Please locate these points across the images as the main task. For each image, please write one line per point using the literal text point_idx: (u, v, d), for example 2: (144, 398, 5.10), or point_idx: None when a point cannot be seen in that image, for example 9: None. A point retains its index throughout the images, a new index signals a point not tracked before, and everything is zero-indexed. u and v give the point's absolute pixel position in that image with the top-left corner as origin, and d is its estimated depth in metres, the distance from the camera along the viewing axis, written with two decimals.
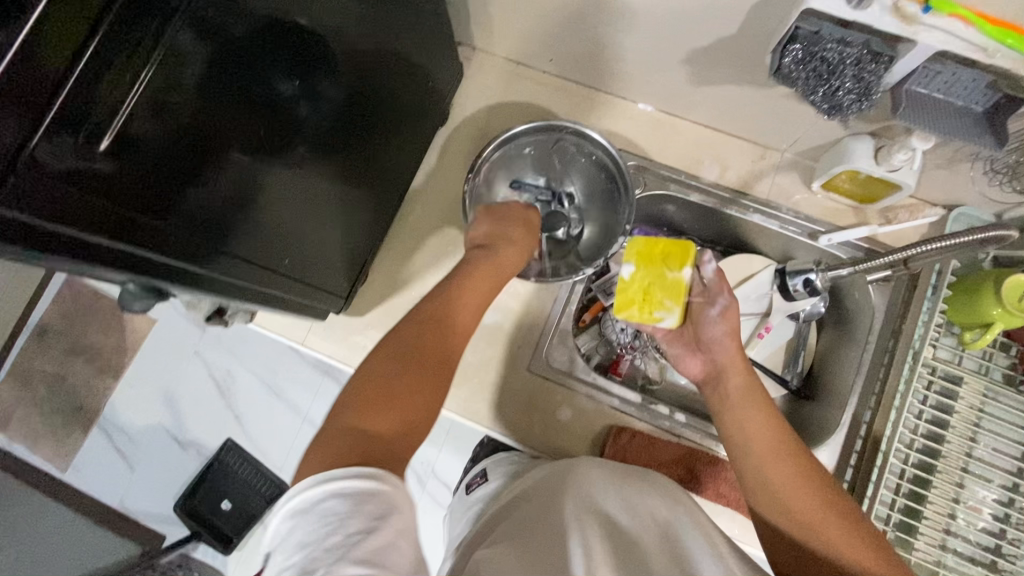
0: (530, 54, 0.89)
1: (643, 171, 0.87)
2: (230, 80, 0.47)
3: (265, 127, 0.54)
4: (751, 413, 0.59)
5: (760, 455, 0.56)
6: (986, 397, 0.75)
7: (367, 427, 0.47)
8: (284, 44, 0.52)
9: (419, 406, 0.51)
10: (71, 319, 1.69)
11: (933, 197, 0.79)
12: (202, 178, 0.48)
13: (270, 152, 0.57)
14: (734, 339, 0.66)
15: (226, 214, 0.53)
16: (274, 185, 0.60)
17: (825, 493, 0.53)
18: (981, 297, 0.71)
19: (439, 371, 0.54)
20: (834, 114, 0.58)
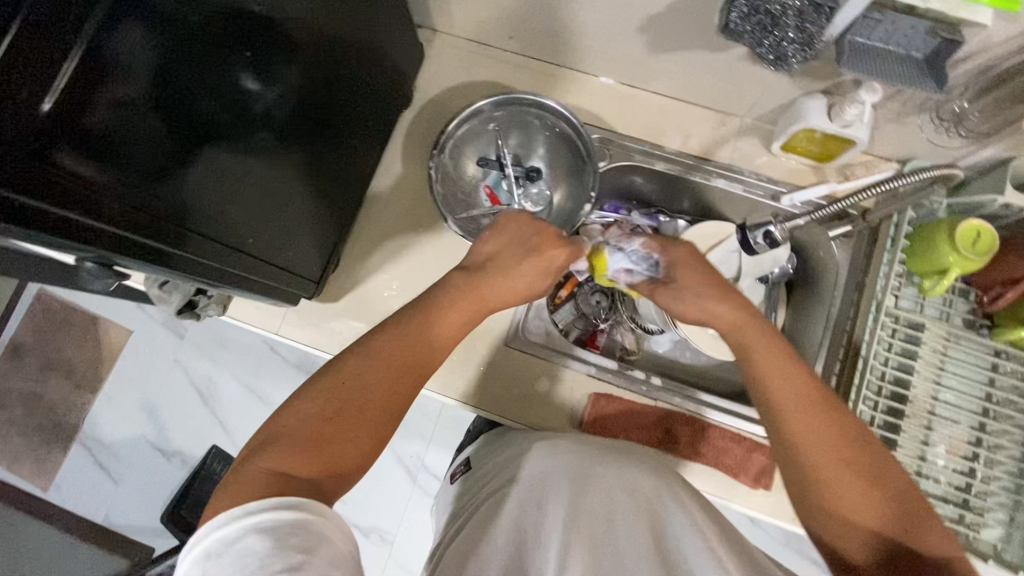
0: (490, 34, 0.90)
1: (607, 144, 0.89)
2: (177, 60, 0.49)
3: (220, 106, 0.55)
4: (766, 361, 0.52)
5: (780, 409, 0.51)
6: (949, 342, 0.78)
7: (294, 471, 0.49)
8: (240, 30, 0.54)
9: (349, 449, 0.53)
10: (44, 335, 1.65)
11: (887, 152, 0.81)
12: (148, 151, 0.49)
13: (228, 133, 0.57)
14: (706, 276, 0.58)
15: (176, 187, 0.53)
16: (233, 162, 0.60)
17: (852, 451, 0.49)
18: (936, 244, 0.73)
19: (380, 416, 0.54)
20: (780, 66, 0.58)
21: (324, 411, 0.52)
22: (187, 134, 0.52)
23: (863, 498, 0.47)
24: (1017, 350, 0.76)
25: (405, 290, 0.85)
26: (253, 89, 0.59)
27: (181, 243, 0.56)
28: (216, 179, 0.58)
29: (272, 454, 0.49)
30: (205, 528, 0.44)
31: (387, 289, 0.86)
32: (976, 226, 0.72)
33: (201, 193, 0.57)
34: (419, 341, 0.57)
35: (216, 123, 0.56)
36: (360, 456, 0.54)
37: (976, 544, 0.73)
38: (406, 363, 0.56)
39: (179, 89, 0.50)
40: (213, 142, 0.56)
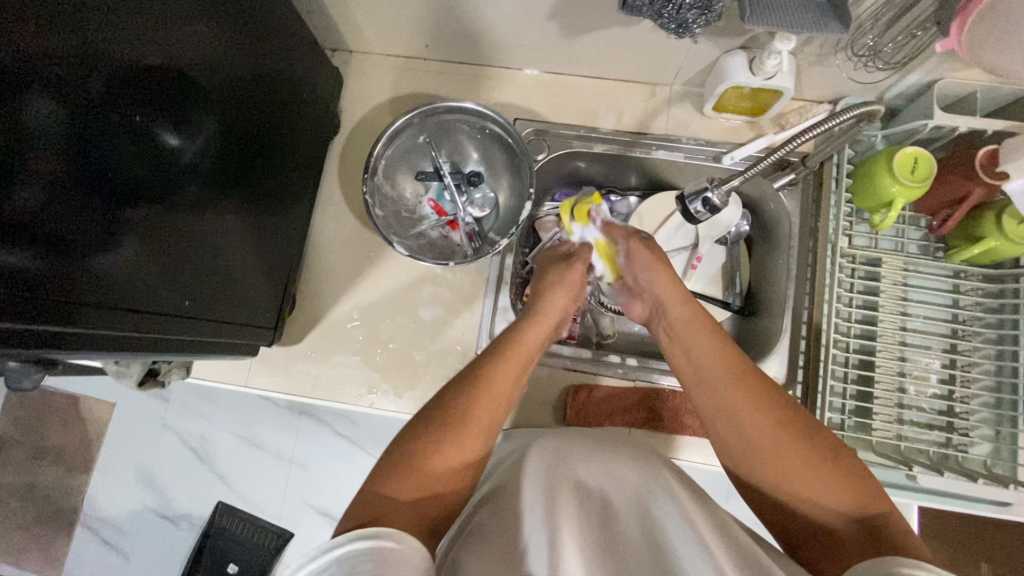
0: (406, 45, 0.88)
1: (543, 135, 0.88)
2: (88, 132, 0.49)
3: (138, 172, 0.55)
4: (703, 344, 0.57)
5: (715, 385, 0.56)
6: (908, 270, 0.79)
7: (396, 493, 0.51)
8: (144, 91, 0.54)
9: (445, 479, 0.54)
10: (26, 424, 1.61)
11: (817, 94, 0.81)
12: (71, 230, 0.48)
13: (154, 197, 0.57)
14: (663, 267, 0.65)
15: (108, 261, 0.52)
16: (169, 225, 0.59)
17: (785, 419, 0.52)
18: (879, 177, 0.73)
19: (473, 441, 0.55)
20: (684, 32, 0.57)
21: (423, 440, 0.54)
22: (111, 205, 0.52)
23: (794, 462, 0.51)
24: (974, 268, 0.78)
25: (366, 318, 0.84)
26: (170, 149, 0.59)
27: (119, 322, 0.54)
28: (154, 247, 0.58)
29: (381, 478, 0.53)
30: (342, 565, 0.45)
31: (348, 320, 0.84)
32: (913, 154, 0.72)
33: (141, 264, 0.56)
34: (499, 370, 0.58)
35: (137, 189, 0.55)
36: (455, 484, 0.54)
37: (967, 465, 0.73)
38: (491, 389, 0.57)
39: (91, 162, 0.49)
40: (140, 209, 0.55)
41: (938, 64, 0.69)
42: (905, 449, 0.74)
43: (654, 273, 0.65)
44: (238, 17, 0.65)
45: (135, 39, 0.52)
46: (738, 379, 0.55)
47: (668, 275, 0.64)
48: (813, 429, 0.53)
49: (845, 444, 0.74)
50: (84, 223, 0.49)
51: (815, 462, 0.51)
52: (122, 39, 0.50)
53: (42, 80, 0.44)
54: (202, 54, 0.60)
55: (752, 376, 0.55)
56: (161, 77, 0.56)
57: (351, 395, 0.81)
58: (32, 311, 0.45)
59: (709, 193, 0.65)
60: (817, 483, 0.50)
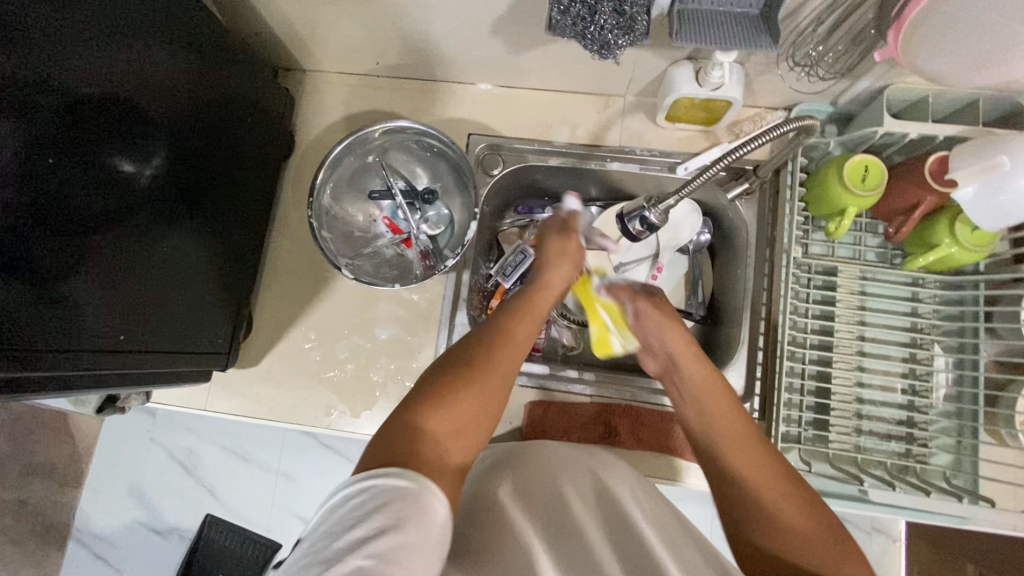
0: (358, 63, 0.88)
1: (497, 150, 0.88)
2: (41, 162, 0.51)
3: (98, 200, 0.57)
4: (718, 410, 0.57)
5: (726, 450, 0.54)
6: (865, 278, 0.78)
7: (433, 426, 0.49)
8: (104, 122, 0.57)
9: (473, 410, 0.51)
10: (17, 441, 1.63)
11: (771, 102, 0.80)
12: (27, 253, 0.50)
13: (111, 225, 0.58)
14: (674, 326, 0.64)
15: (58, 287, 0.53)
16: (131, 252, 0.61)
17: (786, 482, 0.52)
18: (830, 185, 0.72)
19: (499, 380, 0.53)
20: (607, 54, 0.56)
21: (452, 380, 0.52)
22: (69, 234, 0.54)
23: (789, 515, 0.49)
24: (932, 275, 0.76)
25: (324, 339, 0.84)
26: (133, 178, 0.61)
27: (65, 356, 0.55)
28: (115, 274, 0.59)
29: (411, 412, 0.50)
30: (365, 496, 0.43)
31: (306, 341, 0.84)
32: (862, 161, 0.71)
33: (100, 289, 0.58)
34: (518, 324, 0.58)
35: (97, 216, 0.57)
36: (482, 426, 0.52)
37: (927, 476, 0.72)
38: (512, 337, 0.57)
39: (49, 193, 0.52)
40: (100, 238, 0.57)
41: (885, 70, 0.67)
42: (864, 461, 0.74)
43: (665, 332, 0.64)
44: (195, 53, 0.68)
45: (96, 73, 0.55)
46: (747, 442, 0.54)
47: (680, 333, 0.63)
48: (809, 496, 0.51)
49: (800, 457, 0.74)
50: (39, 251, 0.51)
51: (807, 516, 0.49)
52: (81, 71, 0.53)
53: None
54: (161, 85, 0.63)
55: (757, 442, 0.54)
56: (125, 110, 0.58)
57: (310, 416, 0.82)
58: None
59: (646, 212, 0.65)
60: (810, 547, 0.48)
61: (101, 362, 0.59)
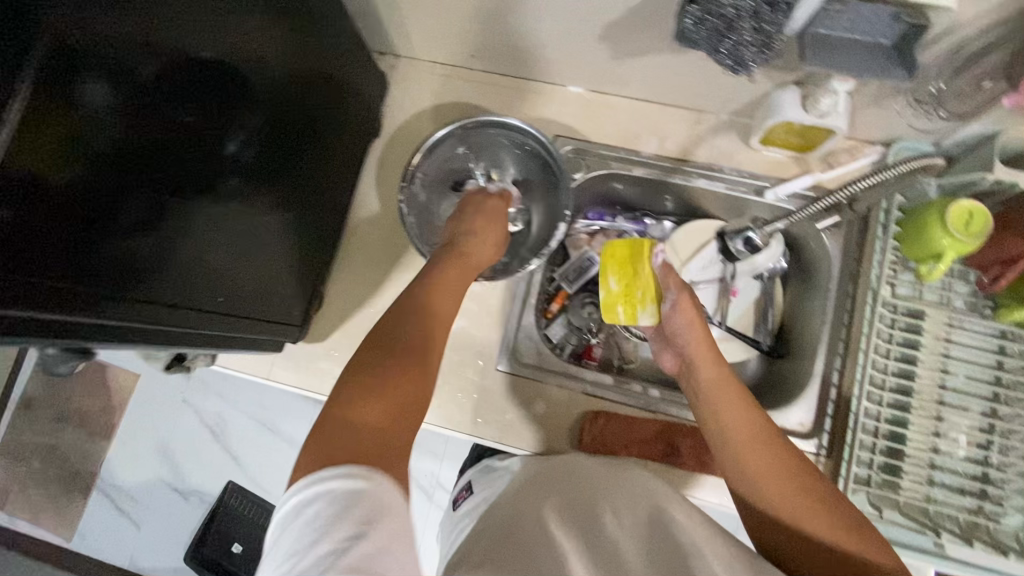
0: (453, 54, 0.88)
1: (582, 154, 0.87)
2: (133, 123, 0.47)
3: (181, 165, 0.54)
4: (732, 412, 0.61)
5: (739, 449, 0.59)
6: (951, 325, 0.75)
7: (360, 419, 0.49)
8: (198, 87, 0.54)
9: (397, 392, 0.52)
10: (54, 387, 1.65)
11: (870, 135, 0.79)
12: (122, 219, 0.48)
13: (191, 189, 0.56)
14: (700, 326, 0.71)
15: (151, 248, 0.52)
16: (208, 217, 0.60)
17: (793, 467, 0.57)
18: (930, 228, 0.70)
19: (417, 351, 0.56)
20: (740, 70, 0.57)
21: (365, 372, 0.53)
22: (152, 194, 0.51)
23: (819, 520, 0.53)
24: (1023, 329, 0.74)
25: None
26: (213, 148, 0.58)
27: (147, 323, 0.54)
28: (188, 237, 0.57)
29: (317, 426, 0.49)
30: (317, 499, 0.43)
31: (372, 324, 0.85)
32: (969, 206, 0.68)
33: (177, 253, 0.56)
34: (434, 297, 0.63)
35: (178, 182, 0.54)
36: (413, 401, 0.53)
37: (998, 536, 0.70)
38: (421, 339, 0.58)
39: (141, 157, 0.49)
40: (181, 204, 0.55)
41: (1002, 117, 0.65)
42: (934, 512, 0.72)
43: (693, 332, 0.70)
44: (287, 20, 0.65)
45: (195, 34, 0.52)
46: (752, 437, 0.59)
47: (701, 334, 0.70)
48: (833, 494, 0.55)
49: (869, 501, 0.72)
50: (131, 214, 0.49)
51: (819, 505, 0.54)
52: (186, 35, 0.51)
53: (93, 59, 0.43)
54: (251, 46, 0.60)
55: (775, 441, 0.59)
56: (213, 74, 0.56)
57: None
58: (64, 297, 0.44)
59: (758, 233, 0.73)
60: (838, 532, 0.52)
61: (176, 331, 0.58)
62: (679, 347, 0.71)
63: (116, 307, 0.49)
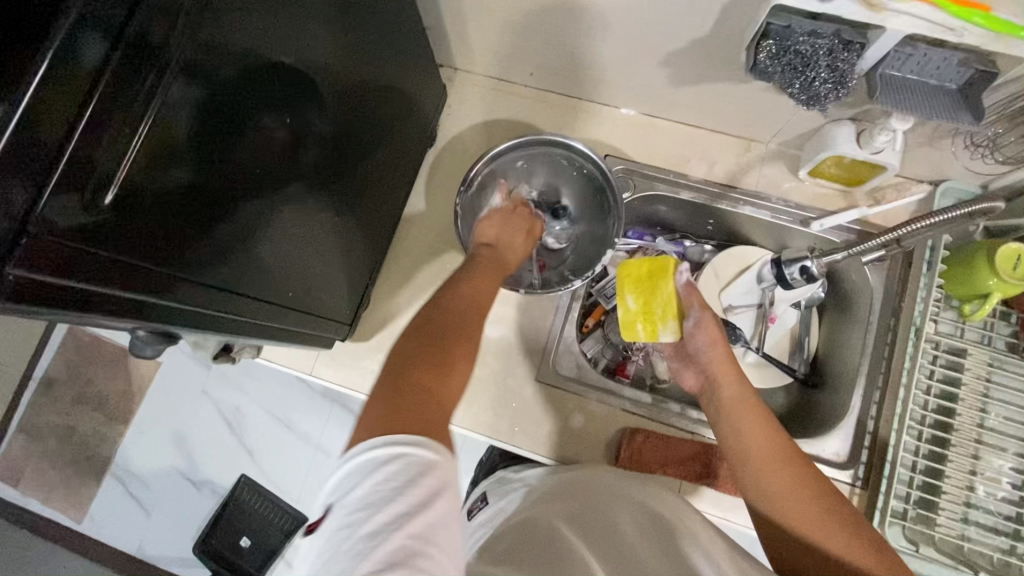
0: (510, 70, 0.90)
1: (631, 174, 0.89)
2: (218, 126, 0.47)
3: (258, 166, 0.54)
4: (750, 426, 0.60)
5: (758, 465, 0.57)
6: (992, 366, 0.76)
7: (411, 387, 0.49)
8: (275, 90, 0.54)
9: (452, 374, 0.52)
10: (76, 368, 1.67)
11: (919, 174, 0.80)
12: (202, 218, 0.49)
13: (262, 189, 0.56)
14: (724, 343, 0.68)
15: (226, 246, 0.53)
16: (277, 215, 0.61)
17: (815, 486, 0.56)
18: (976, 268, 0.72)
19: (462, 328, 0.57)
20: (814, 104, 0.59)
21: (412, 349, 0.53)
22: (231, 193, 0.51)
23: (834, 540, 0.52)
24: None
25: None
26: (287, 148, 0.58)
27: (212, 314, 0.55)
28: (258, 233, 0.58)
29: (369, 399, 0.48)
30: (376, 464, 0.42)
31: None
32: (1016, 249, 0.70)
33: (248, 250, 0.57)
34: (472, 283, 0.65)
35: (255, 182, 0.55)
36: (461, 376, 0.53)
37: None
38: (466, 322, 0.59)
39: (224, 159, 0.49)
40: (256, 205, 0.56)
41: None
42: (967, 550, 0.72)
43: (714, 348, 0.68)
44: (351, 20, 0.64)
45: (275, 39, 0.52)
46: (772, 455, 0.58)
47: (724, 352, 0.68)
48: (851, 516, 0.54)
49: (905, 536, 0.72)
50: (212, 215, 0.50)
51: (837, 526, 0.53)
52: (267, 40, 0.50)
53: (188, 66, 0.43)
54: (320, 51, 0.59)
55: (796, 460, 0.57)
56: (290, 78, 0.55)
57: None
58: (154, 286, 0.46)
59: (807, 262, 0.77)
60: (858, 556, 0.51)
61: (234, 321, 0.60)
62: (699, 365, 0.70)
63: (190, 294, 0.50)
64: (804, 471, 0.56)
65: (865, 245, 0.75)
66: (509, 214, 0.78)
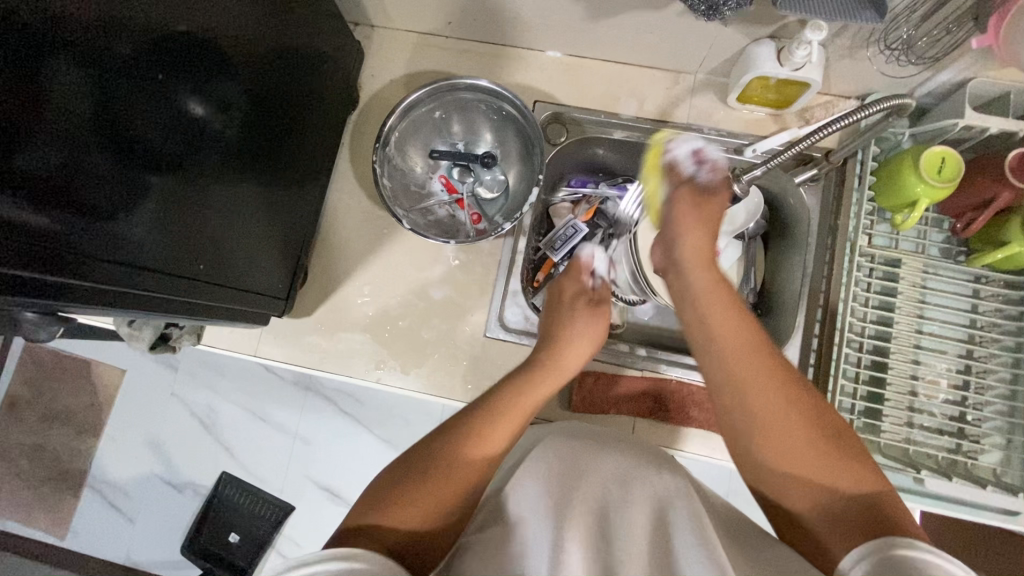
0: (428, 21, 0.87)
1: (562, 119, 0.87)
2: (112, 102, 0.48)
3: (168, 141, 0.55)
4: (717, 307, 0.58)
5: (727, 355, 0.55)
6: (926, 272, 0.78)
7: (373, 526, 0.50)
8: (178, 62, 0.54)
9: (428, 518, 0.52)
10: (37, 385, 1.61)
11: (845, 89, 0.80)
12: (96, 193, 0.48)
13: (174, 164, 0.56)
14: (700, 222, 0.64)
15: (137, 224, 0.53)
16: (200, 191, 0.60)
17: (789, 382, 0.53)
18: (903, 177, 0.72)
19: (479, 462, 0.56)
20: (713, 15, 0.57)
21: (419, 468, 0.54)
22: (135, 168, 0.51)
23: (814, 469, 0.51)
24: (996, 273, 0.76)
25: (378, 295, 0.84)
26: (201, 124, 0.59)
27: (131, 296, 0.55)
28: (175, 210, 0.57)
29: (367, 510, 0.51)
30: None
31: (358, 297, 0.84)
32: (942, 153, 0.70)
33: (169, 226, 0.57)
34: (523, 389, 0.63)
35: (166, 157, 0.55)
36: (443, 525, 0.53)
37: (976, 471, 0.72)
38: (472, 463, 0.55)
39: (125, 133, 0.50)
40: (171, 181, 0.56)
41: (973, 61, 0.67)
42: (914, 453, 0.74)
43: (689, 225, 0.64)
44: None
45: (173, 4, 0.51)
46: (754, 347, 0.55)
47: (702, 238, 0.63)
48: (823, 414, 0.53)
49: None
50: (115, 190, 0.50)
51: (820, 439, 0.51)
52: (162, 8, 0.50)
53: (72, 44, 0.43)
54: (233, 19, 0.59)
55: (767, 349, 0.55)
56: (195, 48, 0.55)
57: (359, 370, 0.82)
58: (64, 265, 0.46)
59: (729, 182, 0.73)
60: (836, 476, 0.50)
61: (166, 302, 0.60)
62: (670, 247, 0.65)
63: (109, 275, 0.51)
64: (777, 367, 0.54)
65: (779, 156, 0.71)
66: (571, 303, 0.75)
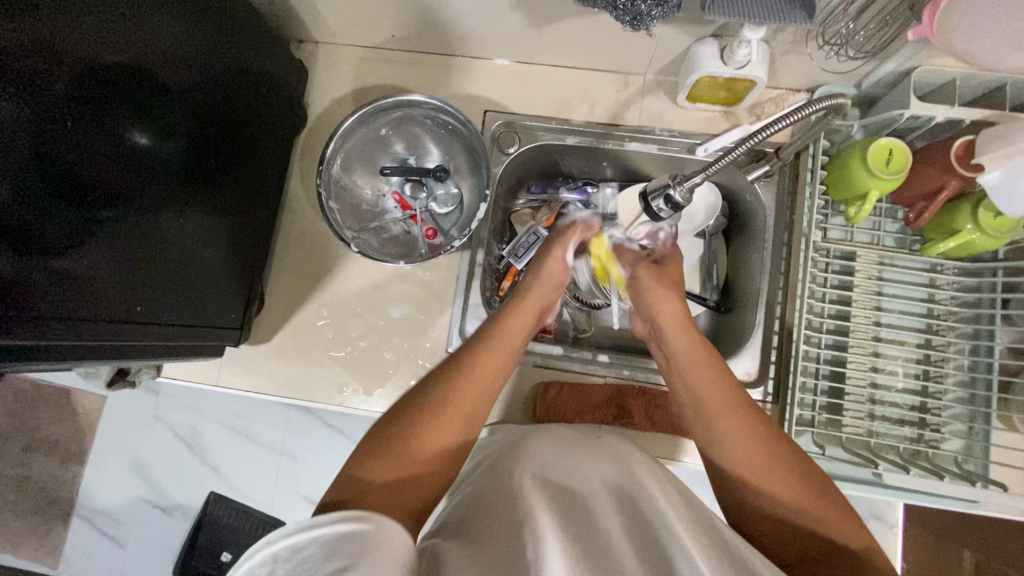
0: (372, 35, 0.86)
1: (513, 127, 0.86)
2: (47, 135, 0.47)
3: (112, 172, 0.53)
4: (694, 369, 0.58)
5: (707, 416, 0.56)
6: (883, 263, 0.78)
7: (367, 476, 0.51)
8: (116, 93, 0.53)
9: (423, 464, 0.53)
10: (18, 416, 1.60)
11: (794, 83, 0.79)
12: (36, 228, 0.46)
13: (122, 195, 0.55)
14: (668, 291, 0.63)
15: (79, 262, 0.51)
16: (149, 223, 0.59)
17: (764, 435, 0.54)
18: (852, 170, 0.71)
19: (468, 406, 0.56)
20: (640, 24, 0.57)
21: (408, 414, 0.54)
22: (78, 203, 0.50)
23: (795, 503, 0.52)
24: (950, 261, 0.76)
25: (337, 317, 0.84)
26: (148, 154, 0.58)
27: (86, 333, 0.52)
28: (124, 242, 0.56)
29: (359, 463, 0.52)
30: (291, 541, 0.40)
31: (318, 319, 0.84)
32: (887, 145, 0.69)
33: (119, 259, 0.55)
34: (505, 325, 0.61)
35: (111, 189, 0.54)
36: (436, 470, 0.53)
37: (937, 460, 0.73)
38: (459, 404, 0.55)
39: (63, 165, 0.48)
40: (120, 212, 0.55)
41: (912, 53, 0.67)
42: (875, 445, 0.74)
43: (661, 296, 0.63)
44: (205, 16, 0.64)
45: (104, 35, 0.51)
46: (730, 407, 0.55)
47: (673, 299, 0.63)
48: (799, 460, 0.54)
49: (814, 441, 0.74)
50: (57, 223, 0.48)
51: (798, 484, 0.52)
52: (93, 37, 0.50)
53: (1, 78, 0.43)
54: (172, 49, 0.59)
55: (745, 406, 0.56)
56: (133, 79, 0.55)
57: (323, 392, 0.81)
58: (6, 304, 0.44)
59: (671, 190, 0.73)
60: (808, 508, 0.52)
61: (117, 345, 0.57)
62: (641, 310, 0.65)
63: (56, 319, 0.49)
64: (752, 421, 0.55)
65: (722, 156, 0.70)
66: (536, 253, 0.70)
